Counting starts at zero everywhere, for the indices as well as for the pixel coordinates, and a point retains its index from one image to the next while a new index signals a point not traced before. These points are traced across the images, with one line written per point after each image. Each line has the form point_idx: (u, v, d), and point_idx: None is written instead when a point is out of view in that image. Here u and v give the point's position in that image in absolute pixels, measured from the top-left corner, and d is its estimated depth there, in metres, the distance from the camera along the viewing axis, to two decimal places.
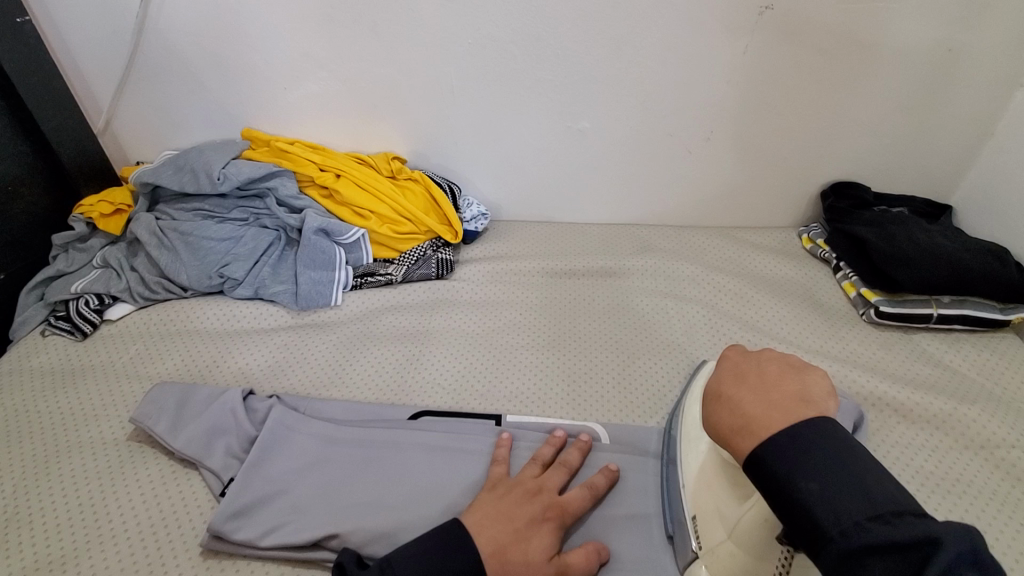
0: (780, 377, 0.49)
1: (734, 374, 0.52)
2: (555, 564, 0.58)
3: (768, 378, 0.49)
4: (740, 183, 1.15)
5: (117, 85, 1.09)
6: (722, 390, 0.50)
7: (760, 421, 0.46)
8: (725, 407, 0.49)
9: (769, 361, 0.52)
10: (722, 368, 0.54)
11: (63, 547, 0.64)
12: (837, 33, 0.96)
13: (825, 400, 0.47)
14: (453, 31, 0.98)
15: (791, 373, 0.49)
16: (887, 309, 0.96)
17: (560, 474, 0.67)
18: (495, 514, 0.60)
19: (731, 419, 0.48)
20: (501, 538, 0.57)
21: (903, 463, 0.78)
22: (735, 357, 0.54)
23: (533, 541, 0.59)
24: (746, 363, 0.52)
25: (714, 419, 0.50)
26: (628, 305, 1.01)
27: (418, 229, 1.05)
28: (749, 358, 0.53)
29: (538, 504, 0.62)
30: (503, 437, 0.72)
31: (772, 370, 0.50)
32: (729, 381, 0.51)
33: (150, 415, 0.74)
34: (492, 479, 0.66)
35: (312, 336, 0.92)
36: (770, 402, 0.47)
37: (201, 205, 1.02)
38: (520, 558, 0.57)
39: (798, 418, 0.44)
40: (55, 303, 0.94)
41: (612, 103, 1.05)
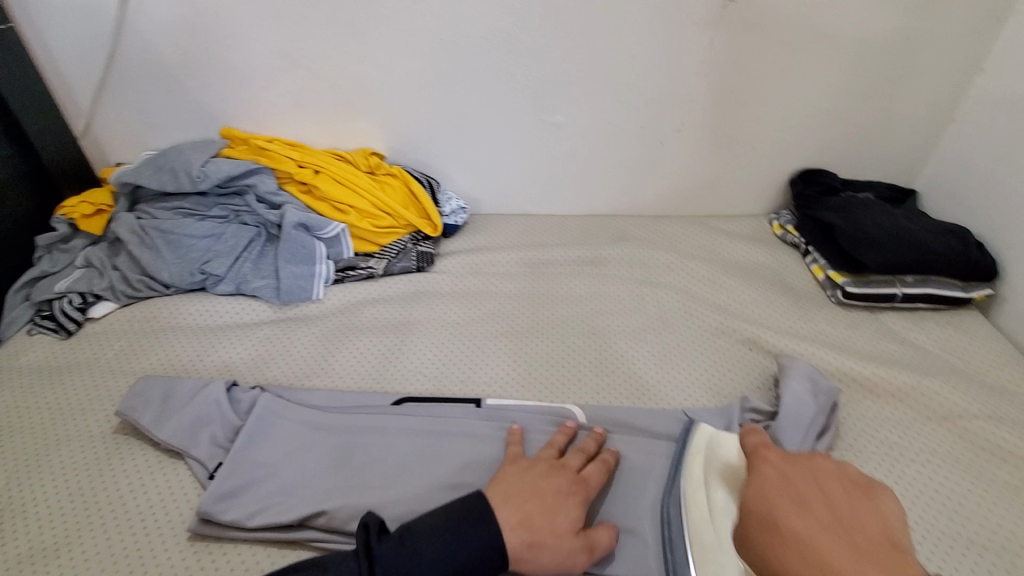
0: (846, 513, 0.50)
1: (795, 493, 0.53)
2: (581, 538, 0.59)
3: (842, 512, 0.51)
4: (712, 172, 1.18)
5: (95, 87, 1.09)
6: (785, 518, 0.51)
7: (844, 565, 0.46)
8: (790, 540, 0.49)
9: (829, 480, 0.54)
10: (773, 479, 0.55)
11: (53, 536, 0.65)
12: (799, 25, 1.00)
13: (901, 538, 0.49)
14: (427, 29, 1.00)
15: (860, 504, 0.51)
16: (853, 290, 1.00)
17: (580, 458, 0.68)
18: (524, 486, 0.61)
19: (805, 563, 0.47)
20: (530, 509, 0.59)
21: (868, 435, 0.81)
22: (781, 465, 0.56)
23: (562, 513, 0.60)
24: (806, 485, 0.54)
25: (781, 547, 0.49)
26: (605, 293, 1.03)
27: (397, 223, 1.07)
28: (805, 473, 0.55)
29: (563, 478, 0.63)
30: (514, 431, 0.72)
31: (839, 499, 0.52)
32: (790, 508, 0.52)
33: (134, 409, 0.75)
34: (514, 455, 0.67)
35: (295, 330, 0.93)
36: (855, 546, 0.47)
37: (181, 204, 1.03)
38: (547, 528, 0.58)
39: (892, 570, 0.45)
40: (40, 303, 0.95)
41: (586, 97, 1.08)
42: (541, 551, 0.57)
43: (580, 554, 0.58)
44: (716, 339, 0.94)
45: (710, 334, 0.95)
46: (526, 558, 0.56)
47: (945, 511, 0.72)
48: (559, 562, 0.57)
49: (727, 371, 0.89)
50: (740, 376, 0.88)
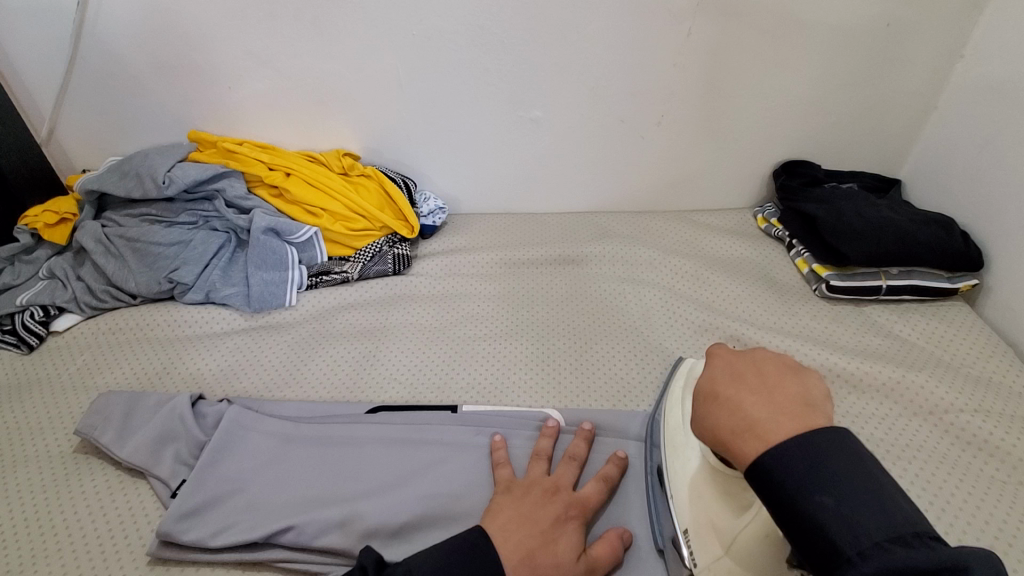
0: (775, 382, 0.47)
1: (733, 369, 0.50)
2: (583, 562, 0.58)
3: (771, 380, 0.48)
4: (693, 166, 1.16)
5: (56, 92, 1.06)
6: (720, 391, 0.49)
7: (768, 427, 0.44)
8: (725, 409, 0.47)
9: (767, 356, 0.51)
10: (713, 364, 0.52)
11: (8, 562, 0.62)
12: (777, 14, 0.98)
13: (826, 403, 0.46)
14: (396, 26, 0.97)
15: (791, 375, 0.48)
16: (837, 283, 0.98)
17: (572, 469, 0.67)
18: (519, 517, 0.58)
19: (733, 430, 0.46)
20: (529, 542, 0.56)
21: (853, 432, 0.79)
22: (728, 353, 0.53)
23: (562, 541, 0.58)
24: (744, 363, 0.50)
25: (715, 421, 0.48)
26: (586, 292, 1.01)
27: (372, 225, 1.04)
28: (744, 355, 0.51)
29: (560, 502, 0.61)
30: (497, 439, 0.69)
31: (774, 368, 0.49)
32: (727, 382, 0.49)
33: (95, 426, 0.73)
34: (505, 482, 0.64)
35: (267, 337, 0.91)
36: (776, 404, 0.45)
37: (147, 211, 0.99)
38: (552, 561, 0.56)
39: (810, 426, 0.43)
40: (1, 317, 0.92)
41: (562, 93, 1.05)
42: None
43: None
44: (699, 337, 0.92)
45: (693, 331, 0.93)
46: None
47: (931, 509, 0.71)
48: None
49: None
50: None
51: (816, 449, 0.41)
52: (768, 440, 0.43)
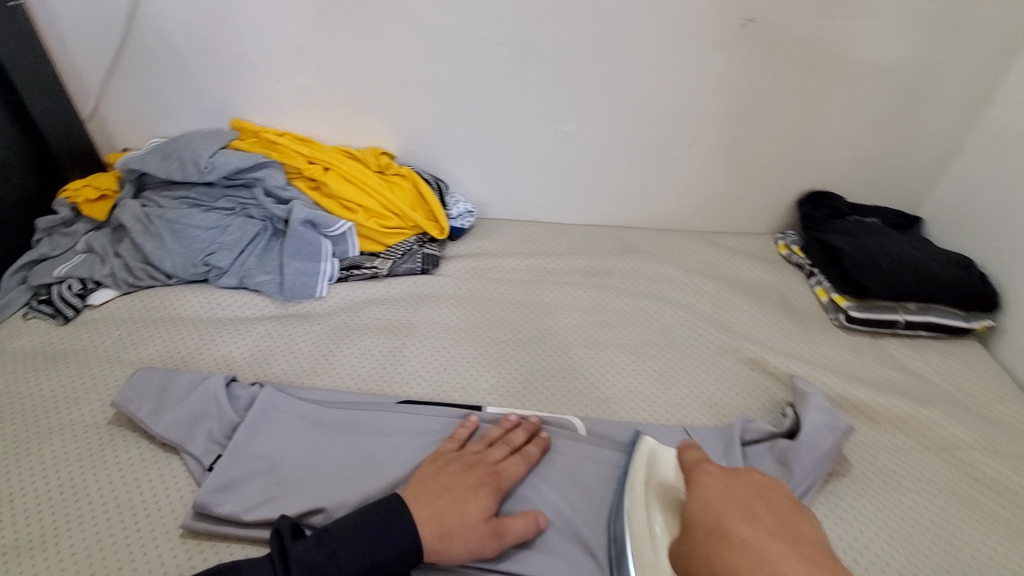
0: (791, 538, 0.47)
1: (743, 508, 0.51)
2: (490, 524, 0.61)
3: (785, 523, 0.49)
4: (720, 189, 1.18)
5: (106, 70, 1.08)
6: (731, 525, 0.49)
7: None
8: (738, 550, 0.47)
9: (758, 494, 0.53)
10: (711, 490, 0.53)
11: (42, 526, 0.64)
12: (815, 48, 1.00)
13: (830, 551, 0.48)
14: (445, 32, 1.00)
15: (794, 515, 0.51)
16: (856, 315, 1.00)
17: (502, 449, 0.69)
18: (435, 485, 0.62)
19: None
20: (440, 504, 0.60)
21: (867, 462, 0.81)
22: (725, 482, 0.54)
23: (470, 504, 0.61)
24: (750, 496, 0.52)
25: (726, 562, 0.47)
26: (609, 305, 1.03)
27: (404, 224, 1.07)
28: (744, 483, 0.54)
29: (476, 473, 0.65)
30: (468, 418, 0.74)
31: (778, 522, 0.49)
32: (740, 516, 0.50)
33: (131, 400, 0.74)
34: (437, 452, 0.69)
35: (297, 326, 0.93)
36: (804, 558, 0.45)
37: (187, 194, 1.02)
38: (458, 521, 0.60)
39: None
40: (39, 287, 0.94)
41: (599, 109, 1.08)
42: (451, 541, 0.58)
43: (488, 539, 0.60)
44: (718, 357, 0.94)
45: (713, 351, 0.94)
46: (440, 549, 0.58)
47: (939, 541, 0.72)
48: (469, 549, 0.59)
49: (729, 389, 0.88)
50: (742, 394, 0.87)
51: None
52: None
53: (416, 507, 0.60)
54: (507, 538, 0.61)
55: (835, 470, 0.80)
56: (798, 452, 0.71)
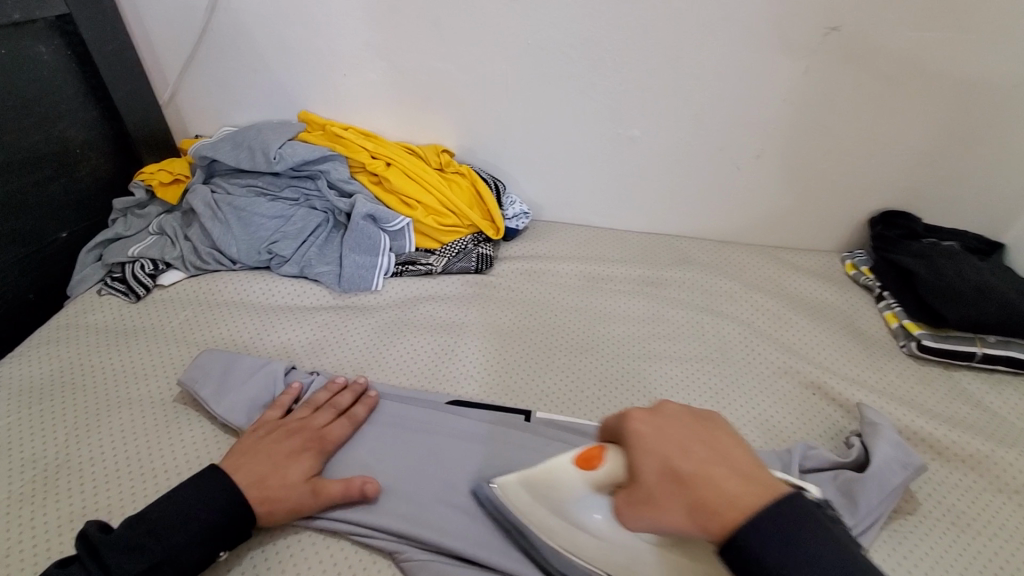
0: (708, 433, 0.48)
1: (679, 443, 0.47)
2: (311, 482, 0.64)
3: (718, 448, 0.46)
4: (785, 203, 1.14)
5: (185, 59, 1.12)
6: (681, 465, 0.45)
7: (741, 497, 0.42)
8: (696, 485, 0.44)
9: (679, 419, 0.49)
10: (651, 441, 0.47)
11: (107, 497, 0.66)
12: (900, 59, 0.95)
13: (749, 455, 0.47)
14: (512, 31, 0.99)
15: (708, 431, 0.48)
16: (930, 343, 0.94)
17: (328, 412, 0.72)
18: (256, 455, 0.64)
19: (708, 505, 0.43)
20: (260, 471, 0.62)
21: (935, 500, 0.76)
22: (649, 422, 0.49)
23: (292, 467, 0.64)
24: (678, 433, 0.48)
25: (685, 502, 0.44)
26: (663, 316, 1.00)
27: (461, 222, 1.07)
28: (659, 417, 0.50)
29: (297, 438, 0.67)
30: (289, 388, 0.75)
31: (698, 433, 0.48)
32: (679, 452, 0.46)
33: (196, 380, 0.77)
34: (260, 422, 0.70)
35: (352, 318, 0.94)
36: (740, 474, 0.44)
37: (255, 182, 1.04)
38: (279, 483, 0.62)
39: (773, 489, 0.43)
40: (113, 265, 0.98)
41: (663, 114, 1.05)
42: (273, 504, 0.61)
43: (308, 497, 0.63)
44: (778, 378, 0.89)
45: (773, 372, 0.90)
46: (259, 514, 0.60)
47: None
48: (291, 511, 0.62)
49: (789, 413, 0.84)
50: (803, 420, 0.83)
51: (784, 519, 0.41)
52: (740, 511, 0.42)
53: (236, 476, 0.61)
54: (327, 495, 0.63)
55: (900, 507, 0.75)
56: (864, 485, 0.67)
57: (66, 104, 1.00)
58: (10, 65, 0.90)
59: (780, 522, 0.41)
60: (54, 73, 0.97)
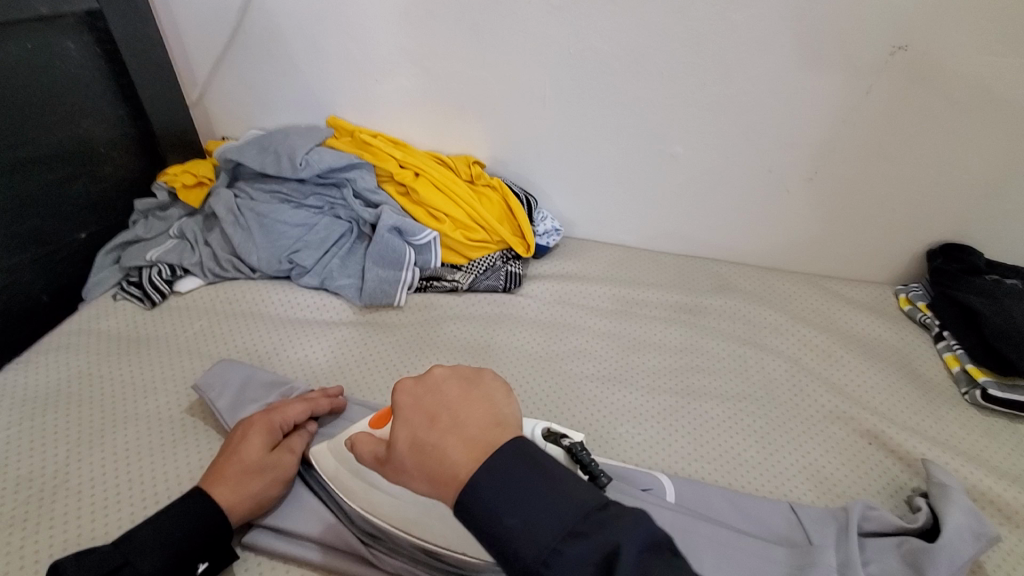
0: (468, 396, 0.47)
1: (432, 413, 0.45)
2: (276, 449, 0.64)
3: (458, 412, 0.45)
4: (835, 230, 1.06)
5: (215, 60, 1.10)
6: (430, 436, 0.44)
7: (455, 466, 0.42)
8: (432, 456, 0.43)
9: (445, 384, 0.48)
10: (409, 411, 0.46)
11: (104, 522, 0.62)
12: (972, 80, 0.87)
13: (502, 414, 0.46)
14: (553, 39, 0.94)
15: (463, 394, 0.47)
16: (997, 393, 0.86)
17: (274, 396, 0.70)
18: (219, 461, 0.61)
19: (446, 472, 0.42)
20: (224, 471, 0.60)
21: (1009, 575, 0.67)
22: (415, 390, 0.48)
23: (248, 449, 0.62)
24: (432, 399, 0.46)
25: (428, 471, 0.43)
26: (702, 347, 0.94)
27: (490, 238, 1.02)
28: (428, 385, 0.48)
29: (244, 426, 0.65)
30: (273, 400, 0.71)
31: (455, 397, 0.47)
32: (427, 425, 0.45)
33: (211, 387, 0.73)
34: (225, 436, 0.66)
35: (372, 335, 0.90)
36: (467, 440, 0.43)
37: (279, 188, 1.01)
38: (244, 470, 0.60)
39: (484, 450, 0.42)
40: (130, 269, 0.95)
41: (708, 132, 0.99)
42: (248, 485, 0.60)
43: (280, 460, 0.63)
44: (828, 424, 0.82)
45: (822, 417, 0.83)
46: (241, 501, 0.59)
47: None
48: (273, 480, 0.62)
49: (841, 463, 0.77)
50: (856, 472, 0.76)
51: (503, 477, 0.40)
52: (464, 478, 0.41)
53: (215, 490, 0.58)
54: (296, 448, 0.65)
55: None
56: (934, 556, 0.60)
57: (92, 101, 0.97)
58: (37, 59, 0.88)
59: (491, 479, 0.40)
60: (81, 69, 0.95)
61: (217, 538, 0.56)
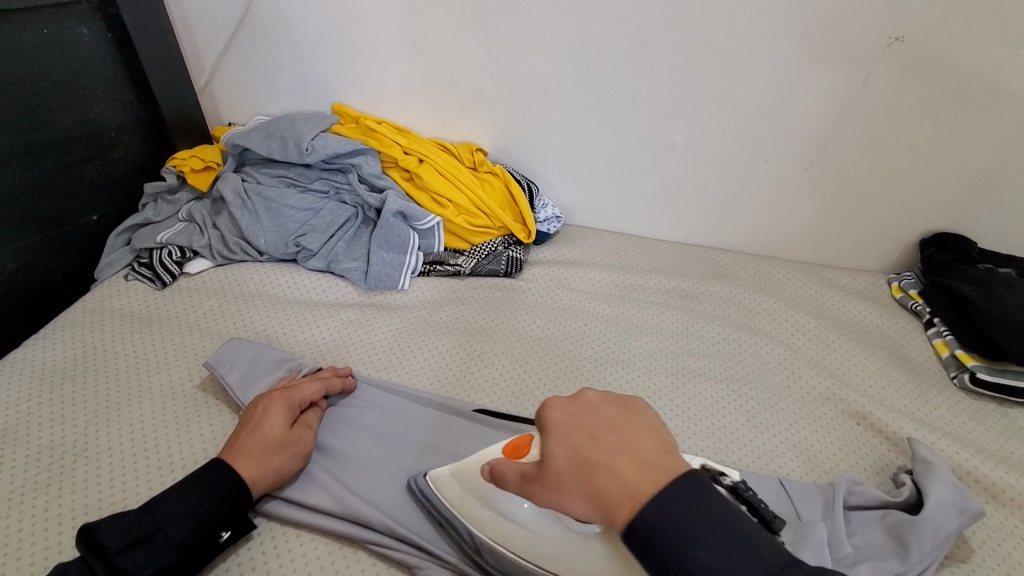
0: (631, 421, 0.47)
1: (592, 433, 0.46)
2: (296, 425, 0.67)
3: (626, 435, 0.46)
4: (831, 219, 1.08)
5: (223, 46, 1.11)
6: (592, 456, 0.45)
7: (631, 487, 0.42)
8: (602, 476, 0.43)
9: (604, 408, 0.49)
10: (566, 430, 0.47)
11: (121, 489, 0.64)
12: (966, 72, 0.89)
13: (660, 437, 0.46)
14: (556, 28, 0.96)
15: (622, 417, 0.48)
16: (984, 377, 0.88)
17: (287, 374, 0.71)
18: (241, 436, 0.63)
19: (617, 494, 0.42)
20: (250, 446, 0.62)
21: (989, 548, 0.69)
22: (570, 409, 0.48)
23: (271, 425, 0.64)
24: (590, 420, 0.47)
25: (592, 491, 0.43)
26: (698, 331, 0.96)
27: (492, 223, 1.05)
28: (582, 406, 0.49)
29: (265, 403, 0.66)
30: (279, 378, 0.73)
31: (619, 421, 0.47)
32: (589, 444, 0.45)
33: (223, 363, 0.76)
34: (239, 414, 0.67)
35: (377, 316, 0.92)
36: (640, 463, 0.44)
37: (286, 173, 1.03)
38: (269, 445, 0.63)
39: (658, 474, 0.43)
40: (140, 250, 0.98)
41: (707, 121, 1.01)
42: (273, 460, 0.62)
43: (301, 436, 0.66)
44: (819, 405, 0.85)
45: (813, 399, 0.86)
46: (267, 475, 0.61)
47: None
48: (295, 455, 0.64)
49: (831, 443, 0.79)
50: (845, 451, 0.78)
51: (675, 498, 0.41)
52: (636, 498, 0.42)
53: (240, 464, 0.60)
54: (313, 424, 0.68)
55: (950, 553, 0.69)
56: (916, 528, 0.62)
57: (103, 86, 0.99)
58: (51, 44, 0.90)
59: (667, 501, 0.41)
60: (93, 54, 0.96)
61: (240, 507, 0.58)
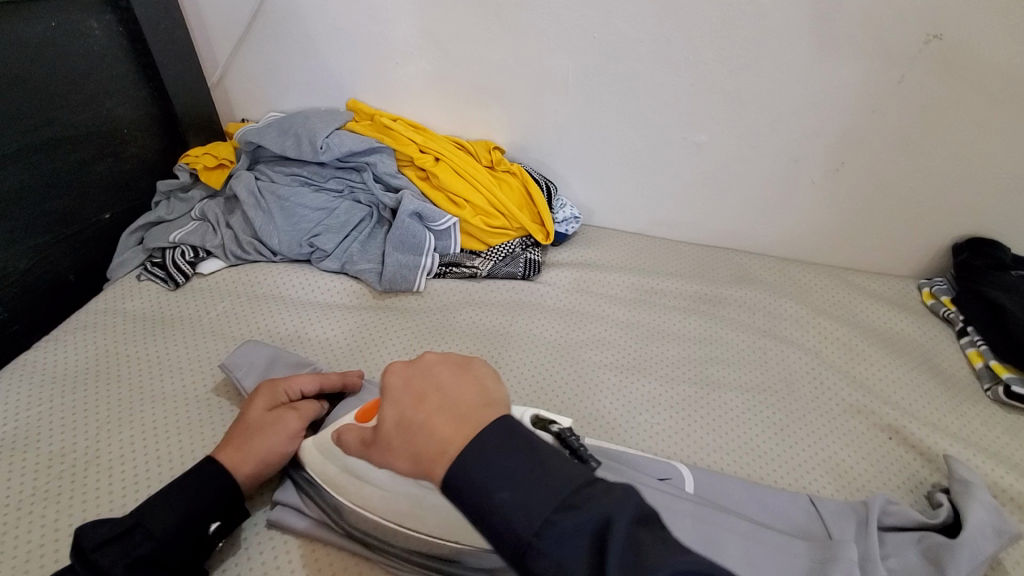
0: (459, 380, 0.47)
1: (418, 393, 0.47)
2: (282, 410, 0.65)
3: (446, 394, 0.46)
4: (860, 222, 1.04)
5: (236, 41, 1.09)
6: (415, 415, 0.45)
7: (441, 443, 0.43)
8: (421, 434, 0.44)
9: (436, 369, 0.49)
10: (394, 393, 0.48)
11: (133, 497, 0.63)
12: (1009, 70, 0.85)
13: (488, 393, 0.47)
14: (577, 23, 0.93)
15: (448, 377, 0.48)
16: (1022, 390, 0.84)
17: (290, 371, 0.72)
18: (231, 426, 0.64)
19: (432, 451, 0.43)
20: (231, 432, 0.63)
21: None
22: (405, 370, 0.49)
23: (254, 411, 0.64)
24: (425, 382, 0.48)
25: (412, 451, 0.44)
26: (722, 338, 0.93)
27: (509, 224, 1.02)
28: (419, 368, 0.49)
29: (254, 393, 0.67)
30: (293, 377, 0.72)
31: (446, 379, 0.48)
32: (413, 405, 0.46)
33: (238, 367, 0.74)
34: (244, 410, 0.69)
35: (392, 320, 0.90)
36: (455, 418, 0.44)
37: (299, 171, 1.01)
38: (248, 428, 0.62)
39: (469, 427, 0.43)
40: (153, 250, 0.96)
41: (732, 120, 0.98)
42: (250, 442, 0.61)
43: (284, 418, 0.64)
44: (848, 418, 0.82)
45: (843, 410, 0.83)
46: (241, 457, 0.60)
47: None
48: (275, 438, 0.62)
49: (861, 457, 0.77)
50: (876, 467, 0.75)
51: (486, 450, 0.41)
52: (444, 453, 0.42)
53: (220, 449, 0.61)
54: (302, 408, 0.65)
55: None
56: (954, 553, 0.59)
57: (114, 81, 0.98)
58: (62, 39, 0.88)
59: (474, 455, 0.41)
60: (104, 49, 0.95)
61: (229, 500, 0.57)
